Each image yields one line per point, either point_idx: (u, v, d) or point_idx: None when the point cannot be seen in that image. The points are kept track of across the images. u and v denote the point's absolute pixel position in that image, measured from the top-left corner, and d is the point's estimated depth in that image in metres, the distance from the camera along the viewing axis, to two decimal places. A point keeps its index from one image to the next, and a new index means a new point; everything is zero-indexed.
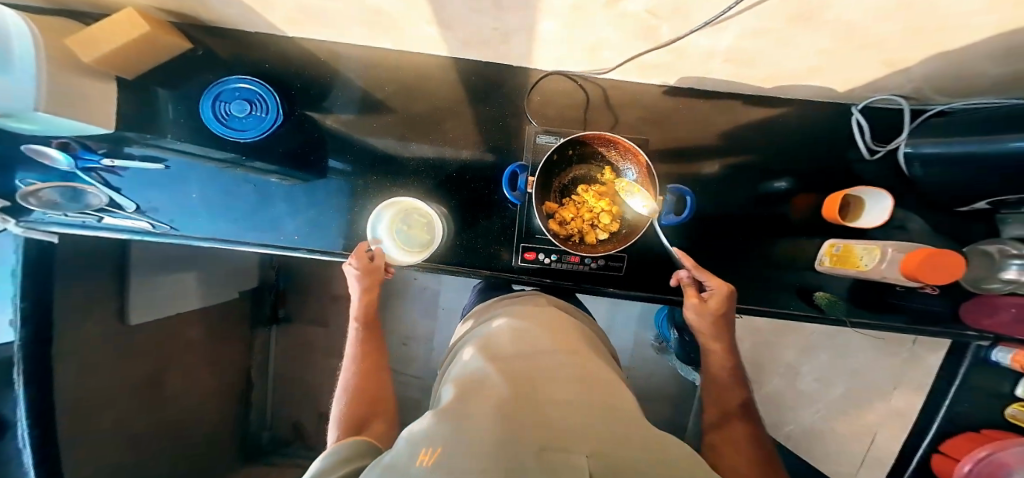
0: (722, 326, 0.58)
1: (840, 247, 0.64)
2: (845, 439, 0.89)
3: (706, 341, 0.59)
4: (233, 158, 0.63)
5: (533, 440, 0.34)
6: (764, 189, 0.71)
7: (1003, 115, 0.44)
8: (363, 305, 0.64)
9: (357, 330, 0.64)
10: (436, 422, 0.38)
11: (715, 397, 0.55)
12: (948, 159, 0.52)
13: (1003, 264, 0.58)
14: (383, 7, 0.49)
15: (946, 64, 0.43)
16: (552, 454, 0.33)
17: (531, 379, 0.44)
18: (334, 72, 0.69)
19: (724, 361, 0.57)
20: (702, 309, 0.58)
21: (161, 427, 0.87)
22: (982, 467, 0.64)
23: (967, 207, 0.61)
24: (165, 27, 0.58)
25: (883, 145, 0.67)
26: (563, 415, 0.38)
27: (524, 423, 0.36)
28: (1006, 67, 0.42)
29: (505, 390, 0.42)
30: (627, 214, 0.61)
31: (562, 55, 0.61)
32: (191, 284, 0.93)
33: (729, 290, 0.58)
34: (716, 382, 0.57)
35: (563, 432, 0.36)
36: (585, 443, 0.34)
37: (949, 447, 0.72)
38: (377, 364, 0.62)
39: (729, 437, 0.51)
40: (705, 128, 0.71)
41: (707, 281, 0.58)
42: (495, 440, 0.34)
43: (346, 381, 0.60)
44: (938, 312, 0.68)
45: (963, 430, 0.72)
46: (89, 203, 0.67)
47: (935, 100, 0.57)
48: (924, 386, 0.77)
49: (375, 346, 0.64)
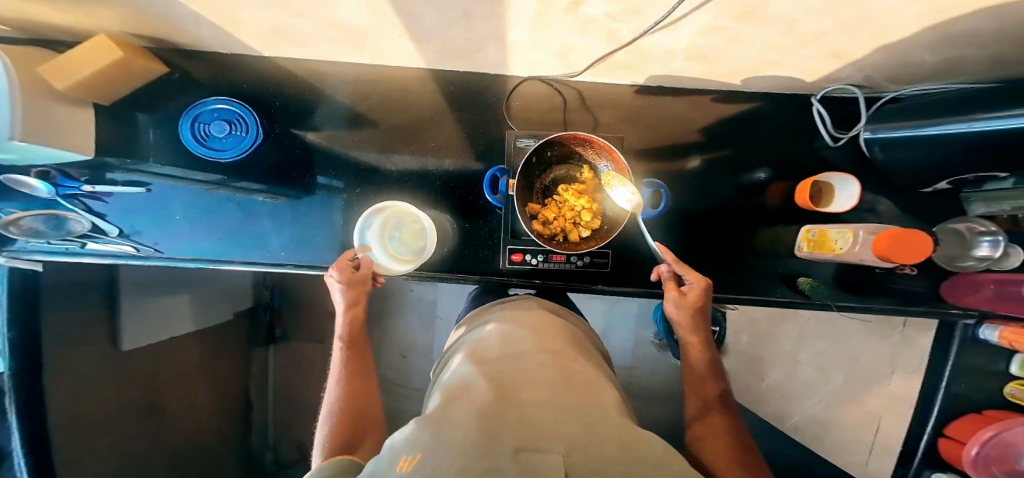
0: (699, 319, 0.59)
1: (815, 232, 0.64)
2: (851, 427, 0.89)
3: (685, 334, 0.59)
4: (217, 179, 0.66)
5: (510, 443, 0.35)
6: (745, 180, 0.72)
7: (961, 97, 0.46)
8: (348, 321, 0.65)
9: (342, 351, 0.64)
10: (417, 428, 0.38)
11: (692, 390, 0.57)
12: (913, 142, 0.53)
13: (975, 242, 0.63)
14: (354, 25, 0.49)
15: (900, 51, 0.44)
16: (528, 456, 0.34)
17: (512, 381, 0.45)
18: (311, 90, 0.70)
19: (701, 353, 0.58)
20: (682, 303, 0.59)
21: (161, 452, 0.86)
22: (989, 449, 0.61)
23: (931, 188, 0.64)
24: (140, 53, 0.59)
25: (845, 132, 0.68)
26: (540, 415, 0.40)
27: (502, 426, 0.38)
28: (954, 51, 0.44)
29: (486, 393, 0.42)
30: (607, 209, 0.62)
31: (535, 62, 0.61)
32: (185, 306, 0.93)
33: (706, 283, 0.59)
34: (694, 374, 0.58)
35: (540, 434, 0.37)
36: (560, 443, 0.36)
37: (954, 430, 0.68)
38: (363, 378, 0.62)
39: (711, 428, 0.52)
40: (681, 125, 0.72)
41: (686, 275, 0.60)
42: (473, 444, 0.34)
43: (331, 397, 0.60)
44: (923, 293, 0.70)
45: (964, 412, 0.69)
46: (72, 230, 0.67)
47: (888, 88, 0.59)
48: (919, 367, 0.77)
49: (360, 360, 0.64)
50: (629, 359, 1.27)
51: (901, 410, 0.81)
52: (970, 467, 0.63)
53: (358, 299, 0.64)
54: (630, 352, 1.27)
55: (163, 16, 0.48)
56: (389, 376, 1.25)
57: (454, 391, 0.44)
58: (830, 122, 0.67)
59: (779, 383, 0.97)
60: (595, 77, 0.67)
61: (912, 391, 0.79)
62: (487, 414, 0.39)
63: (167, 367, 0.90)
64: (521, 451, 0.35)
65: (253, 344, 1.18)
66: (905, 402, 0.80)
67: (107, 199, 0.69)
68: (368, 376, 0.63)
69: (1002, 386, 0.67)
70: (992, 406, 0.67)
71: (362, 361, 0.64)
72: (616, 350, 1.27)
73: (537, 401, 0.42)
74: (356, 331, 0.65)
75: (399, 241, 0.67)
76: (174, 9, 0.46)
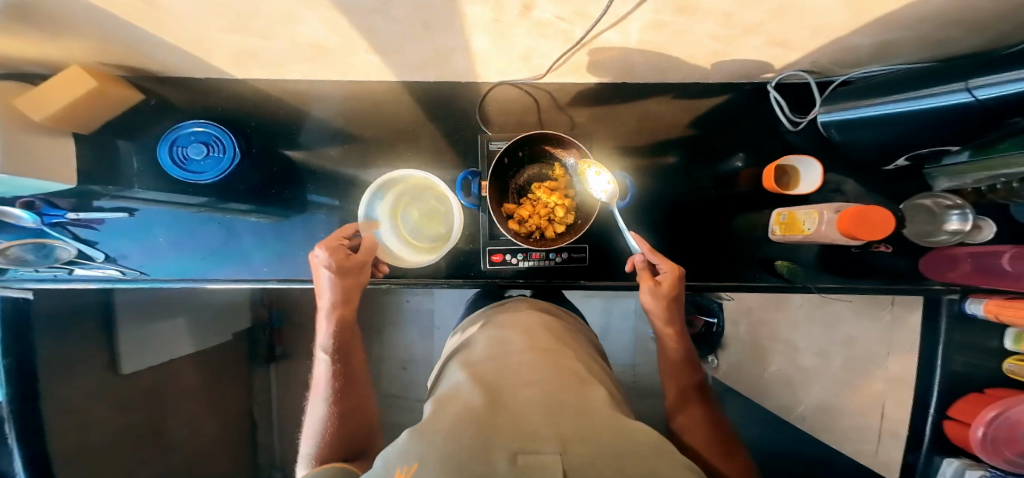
0: (672, 309, 0.60)
1: (785, 215, 0.64)
2: (858, 414, 0.80)
3: (662, 324, 0.61)
4: (208, 202, 0.71)
5: (505, 449, 0.36)
6: (723, 169, 0.73)
7: (919, 75, 0.48)
8: (335, 322, 0.64)
9: (329, 359, 0.63)
10: (410, 436, 0.39)
11: (672, 381, 0.60)
12: (875, 121, 0.54)
13: (945, 216, 0.64)
14: (323, 42, 0.49)
15: (837, 35, 0.46)
16: (527, 459, 0.34)
17: (500, 384, 0.46)
18: (287, 108, 0.71)
19: (676, 344, 0.61)
20: (657, 292, 0.60)
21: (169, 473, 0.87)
22: (994, 430, 0.58)
23: (893, 164, 0.65)
24: (115, 81, 0.61)
25: (803, 117, 0.69)
26: (532, 415, 0.40)
27: (495, 429, 0.38)
28: (886, 33, 0.45)
29: (477, 398, 0.43)
30: (580, 205, 0.64)
31: (503, 68, 0.62)
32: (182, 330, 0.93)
33: (680, 271, 0.60)
34: (672, 365, 0.61)
35: (530, 433, 0.38)
36: (553, 442, 0.36)
37: (958, 411, 0.64)
38: (350, 384, 0.62)
39: (693, 420, 0.55)
40: (651, 120, 0.73)
41: (660, 264, 0.61)
42: (468, 451, 0.35)
43: (318, 406, 0.60)
44: (901, 270, 0.70)
45: (967, 391, 0.65)
46: (59, 257, 0.68)
47: (837, 72, 0.62)
48: (915, 344, 0.69)
49: (348, 364, 0.63)
50: (625, 355, 1.27)
51: (903, 393, 0.71)
52: (979, 449, 0.60)
53: (348, 294, 0.63)
54: (630, 349, 1.27)
55: (128, 42, 0.50)
56: (389, 389, 1.22)
57: (446, 398, 0.45)
58: (788, 109, 0.69)
59: (779, 373, 0.91)
60: (561, 78, 0.68)
61: (912, 371, 0.69)
62: (477, 419, 0.39)
63: (169, 391, 0.90)
64: (518, 456, 0.35)
65: (254, 363, 1.06)
66: (909, 385, 0.70)
67: (100, 226, 0.70)
68: (357, 385, 0.63)
69: (1002, 363, 0.64)
70: (993, 383, 0.64)
71: (351, 367, 0.63)
72: (616, 348, 1.28)
73: (529, 402, 0.42)
74: (345, 334, 0.64)
75: (412, 219, 0.69)
76: (139, 35, 0.47)
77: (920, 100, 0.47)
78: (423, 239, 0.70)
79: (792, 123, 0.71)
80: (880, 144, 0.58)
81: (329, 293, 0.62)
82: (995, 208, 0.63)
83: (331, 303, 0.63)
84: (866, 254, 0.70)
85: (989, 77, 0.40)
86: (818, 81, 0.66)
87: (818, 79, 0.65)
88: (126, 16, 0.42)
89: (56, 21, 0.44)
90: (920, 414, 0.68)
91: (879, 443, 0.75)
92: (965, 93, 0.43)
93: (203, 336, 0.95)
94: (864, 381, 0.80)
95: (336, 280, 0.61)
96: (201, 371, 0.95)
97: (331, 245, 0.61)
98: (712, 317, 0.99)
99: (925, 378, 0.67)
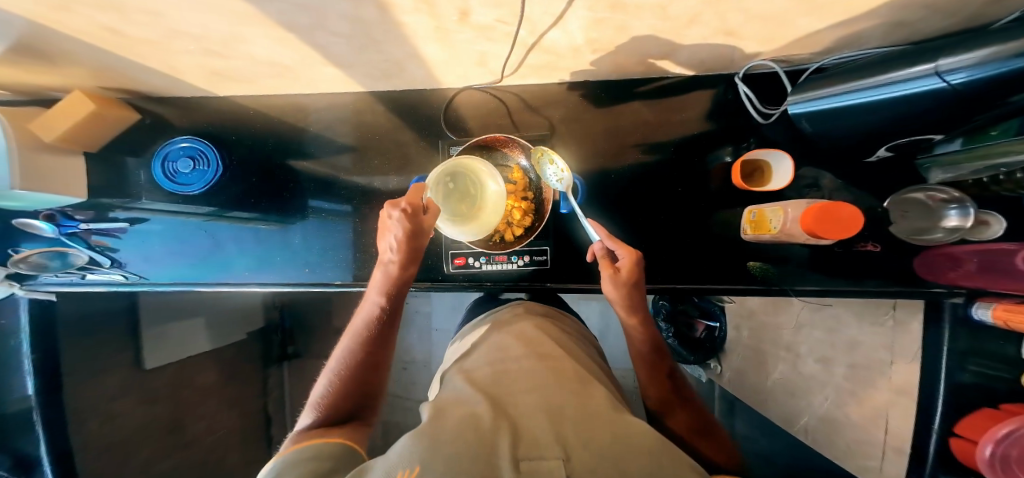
0: (634, 297, 0.60)
1: (755, 213, 0.62)
2: (860, 429, 0.72)
3: (626, 311, 0.61)
4: (211, 212, 0.75)
5: (507, 451, 0.34)
6: (713, 160, 0.69)
7: (892, 56, 0.43)
8: (396, 275, 0.58)
9: (375, 313, 0.58)
10: (413, 436, 0.38)
11: (646, 370, 0.60)
12: (849, 110, 0.49)
13: (942, 211, 0.59)
14: (280, 60, 0.52)
15: (780, 24, 0.44)
16: (530, 466, 0.33)
17: (496, 389, 0.46)
18: (265, 119, 0.74)
19: (642, 333, 0.61)
20: (616, 280, 0.59)
21: (184, 462, 0.95)
22: (1006, 450, 0.49)
23: (874, 156, 0.61)
24: (113, 103, 0.67)
25: (775, 108, 0.66)
26: (532, 418, 0.39)
27: (497, 432, 0.37)
28: (830, 20, 0.43)
29: (479, 405, 0.41)
30: (536, 206, 0.67)
31: (462, 73, 0.62)
32: (200, 329, 1.01)
33: (638, 255, 0.60)
34: (640, 353, 0.62)
35: (530, 438, 0.36)
36: (554, 445, 0.35)
37: (965, 427, 0.55)
38: (380, 346, 0.56)
39: (675, 407, 0.57)
40: (621, 118, 0.71)
41: (618, 250, 0.60)
42: (468, 451, 0.34)
43: (342, 356, 0.55)
44: (892, 270, 0.65)
45: (979, 406, 0.56)
46: (73, 262, 0.75)
47: (810, 59, 0.59)
48: (917, 351, 0.61)
49: (386, 327, 0.57)
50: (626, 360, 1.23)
51: (907, 405, 0.62)
52: (987, 473, 0.51)
53: (411, 255, 0.58)
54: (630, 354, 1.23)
55: (118, 69, 0.56)
56: (390, 388, 1.24)
57: (445, 407, 0.43)
58: (759, 101, 0.66)
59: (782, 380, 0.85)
60: (524, 79, 0.67)
61: (914, 381, 0.61)
62: (481, 427, 0.37)
63: (187, 392, 0.98)
64: (520, 461, 0.33)
65: (269, 364, 1.21)
66: (911, 396, 0.62)
67: (124, 234, 0.76)
68: (384, 355, 0.56)
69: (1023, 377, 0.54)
70: (1009, 398, 0.56)
71: (388, 332, 0.57)
72: (616, 352, 1.23)
73: (530, 407, 0.41)
74: (396, 296, 0.59)
75: (445, 190, 0.65)
76: (114, 59, 0.52)
77: (894, 86, 0.42)
78: (452, 211, 0.65)
79: (764, 115, 0.67)
80: (856, 130, 0.52)
81: (394, 247, 0.57)
82: (999, 201, 0.57)
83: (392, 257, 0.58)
84: (852, 255, 0.66)
85: (956, 60, 0.35)
86: (788, 70, 0.63)
87: (787, 68, 0.62)
88: (106, 47, 0.47)
89: (50, 55, 0.49)
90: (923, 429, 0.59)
91: (882, 460, 0.67)
92: (936, 77, 0.37)
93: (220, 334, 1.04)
94: (869, 391, 0.71)
95: (403, 235, 0.56)
96: (216, 373, 1.04)
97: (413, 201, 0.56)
98: (714, 321, 0.99)
99: (928, 390, 0.58)
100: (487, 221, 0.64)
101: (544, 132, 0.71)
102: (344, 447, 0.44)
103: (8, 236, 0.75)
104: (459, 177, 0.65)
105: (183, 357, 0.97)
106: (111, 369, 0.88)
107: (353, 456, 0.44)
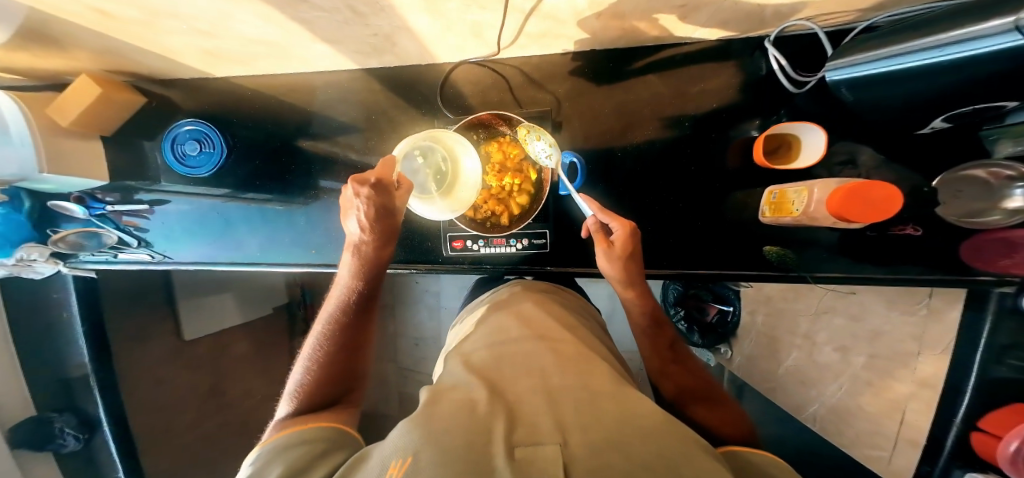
0: (631, 271, 0.56)
1: (776, 194, 0.59)
2: (877, 420, 0.69)
3: (621, 285, 0.57)
4: (232, 193, 0.76)
5: (502, 436, 0.29)
6: (736, 135, 0.63)
7: (955, 9, 0.34)
8: (363, 259, 0.54)
9: (346, 298, 0.55)
10: (405, 424, 0.32)
11: (648, 344, 0.58)
12: (898, 76, 0.41)
13: (1006, 191, 0.52)
14: (265, 37, 0.50)
15: None
16: (526, 453, 0.27)
17: (496, 374, 0.39)
18: (263, 99, 0.73)
19: (640, 306, 0.58)
20: (610, 255, 0.56)
21: (227, 422, 1.04)
22: None
23: (927, 128, 0.53)
24: (118, 86, 0.68)
25: (809, 75, 0.58)
26: (534, 403, 0.33)
27: (492, 417, 0.31)
28: None
29: (478, 391, 0.35)
30: (534, 185, 0.64)
31: (458, 44, 0.58)
32: (229, 304, 1.08)
33: (632, 228, 0.55)
34: (640, 328, 0.59)
35: (530, 425, 0.31)
36: (554, 428, 0.30)
37: (994, 423, 0.52)
38: (356, 330, 0.54)
39: (681, 382, 0.54)
40: (631, 91, 0.65)
41: (611, 223, 0.56)
42: (459, 440, 0.29)
43: (317, 342, 0.54)
44: (931, 256, 0.59)
45: (1008, 401, 0.53)
46: (105, 242, 0.79)
47: (859, 15, 0.50)
48: (948, 346, 0.58)
49: (362, 311, 0.55)
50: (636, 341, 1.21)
51: (929, 398, 0.60)
52: (1006, 468, 0.50)
53: (385, 235, 0.53)
54: None
55: (117, 52, 0.55)
56: (404, 362, 1.27)
57: (441, 390, 0.37)
58: (790, 67, 0.58)
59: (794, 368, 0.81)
60: (524, 51, 0.62)
61: (942, 374, 0.58)
62: (474, 414, 0.32)
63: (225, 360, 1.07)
64: (514, 448, 0.28)
65: (292, 334, 1.23)
66: (935, 389, 0.59)
67: (151, 216, 0.79)
68: (362, 339, 0.55)
69: None
70: None
71: (364, 316, 0.55)
72: (625, 334, 1.21)
73: (531, 389, 0.35)
74: (371, 280, 0.55)
75: (415, 167, 0.61)
76: (114, 44, 0.52)
77: (949, 47, 0.35)
78: (425, 189, 0.61)
79: (797, 85, 0.60)
80: (907, 101, 0.44)
81: (365, 227, 0.51)
82: None
83: (362, 238, 0.53)
84: (887, 239, 0.60)
85: None
86: (828, 30, 0.54)
87: (830, 27, 0.54)
88: (101, 31, 0.46)
89: (52, 40, 0.49)
90: (941, 421, 0.57)
91: (893, 452, 0.65)
92: (1015, 33, 0.29)
93: (248, 308, 1.12)
94: (888, 382, 0.68)
95: (373, 213, 0.49)
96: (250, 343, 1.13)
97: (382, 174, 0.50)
98: (727, 305, 0.89)
99: (955, 383, 0.56)
100: (460, 201, 0.60)
101: (547, 108, 0.67)
102: (331, 430, 0.43)
103: (46, 217, 0.77)
104: (433, 153, 0.60)
105: (220, 328, 1.05)
106: (153, 338, 0.96)
107: (342, 434, 0.43)
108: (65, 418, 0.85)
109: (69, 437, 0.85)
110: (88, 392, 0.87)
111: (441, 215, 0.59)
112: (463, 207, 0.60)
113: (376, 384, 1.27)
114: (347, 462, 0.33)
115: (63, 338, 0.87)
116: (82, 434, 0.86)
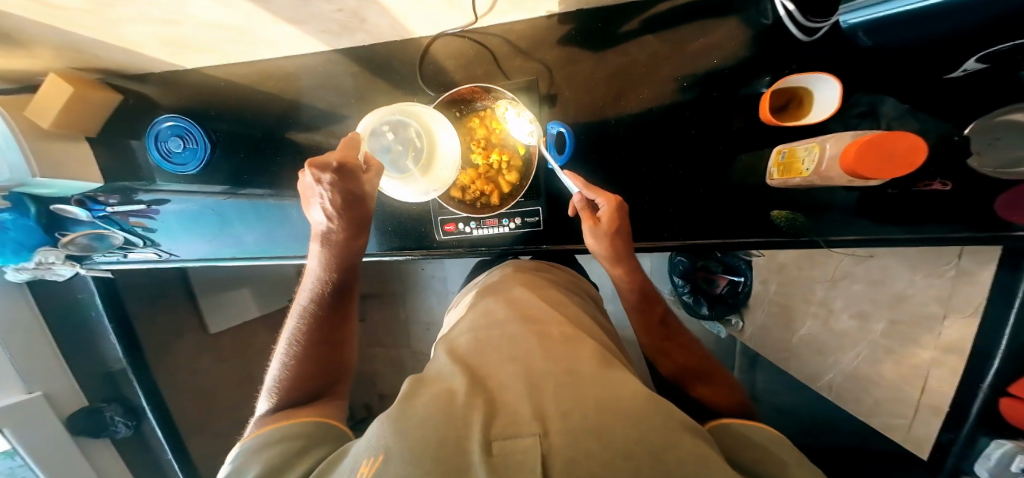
0: (619, 247, 0.54)
1: (784, 153, 0.55)
2: (896, 387, 0.66)
3: (610, 263, 0.55)
4: (228, 189, 0.77)
5: (479, 430, 0.28)
6: (744, 93, 0.58)
7: None
8: (334, 250, 0.53)
9: (319, 291, 0.54)
10: (382, 420, 0.32)
11: (639, 322, 0.56)
12: (923, 14, 0.36)
13: None
14: (224, 22, 0.48)
15: None
16: (503, 447, 0.26)
17: (481, 362, 0.38)
18: (244, 91, 0.72)
19: (629, 284, 0.55)
20: (596, 233, 0.53)
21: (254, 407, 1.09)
22: None
23: (960, 70, 0.47)
24: (91, 85, 0.67)
25: (823, 19, 0.52)
26: (517, 390, 0.32)
27: (470, 409, 0.31)
28: None
29: (458, 380, 0.35)
30: (521, 161, 0.62)
31: (431, 15, 0.54)
32: (247, 296, 1.13)
33: (618, 202, 0.52)
34: (631, 305, 0.57)
35: (511, 416, 0.30)
36: (534, 419, 0.28)
37: None
38: (332, 323, 0.54)
39: (674, 358, 0.53)
40: (625, 51, 0.59)
41: (597, 198, 0.53)
42: (434, 437, 0.28)
43: (292, 337, 0.54)
44: (961, 213, 0.54)
45: None
46: (113, 242, 0.81)
47: None
48: (979, 306, 0.54)
49: (336, 303, 0.55)
50: None
51: (955, 364, 0.56)
52: None
53: (353, 224, 0.52)
54: None
55: (82, 47, 0.54)
56: (418, 347, 1.30)
57: (421, 381, 0.37)
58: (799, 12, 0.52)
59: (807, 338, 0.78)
60: (506, 16, 0.58)
61: (969, 339, 0.54)
62: (451, 405, 0.31)
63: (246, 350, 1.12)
64: (492, 442, 0.27)
65: None
66: (961, 354, 0.55)
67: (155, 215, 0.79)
68: (340, 332, 0.55)
69: None
70: None
71: (340, 307, 0.56)
72: None
73: (515, 376, 0.34)
74: (344, 270, 0.55)
75: (388, 143, 0.59)
76: (78, 39, 0.50)
77: None
78: (400, 168, 0.60)
79: (809, 32, 0.53)
80: (939, 38, 0.38)
81: (332, 215, 0.50)
82: None
83: (331, 227, 0.52)
84: (910, 196, 0.56)
85: None
86: None
87: None
88: (60, 27, 0.45)
89: (15, 39, 0.48)
90: (966, 387, 0.54)
91: (914, 419, 0.62)
92: None
93: (266, 300, 1.17)
94: (910, 349, 0.64)
95: (340, 200, 0.48)
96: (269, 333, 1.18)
97: (347, 157, 0.48)
98: (738, 276, 0.86)
99: (983, 348, 0.53)
100: (440, 179, 0.60)
101: (535, 78, 0.62)
102: (312, 426, 0.43)
103: (54, 221, 0.79)
104: (407, 129, 0.59)
105: (240, 321, 1.10)
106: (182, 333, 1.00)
107: (323, 426, 0.44)
108: (113, 408, 0.90)
109: (120, 424, 0.90)
110: (129, 383, 0.92)
111: (420, 196, 0.59)
112: (445, 185, 0.60)
113: (392, 368, 1.30)
114: (326, 461, 0.33)
115: (85, 338, 0.90)
116: (131, 421, 0.91)
